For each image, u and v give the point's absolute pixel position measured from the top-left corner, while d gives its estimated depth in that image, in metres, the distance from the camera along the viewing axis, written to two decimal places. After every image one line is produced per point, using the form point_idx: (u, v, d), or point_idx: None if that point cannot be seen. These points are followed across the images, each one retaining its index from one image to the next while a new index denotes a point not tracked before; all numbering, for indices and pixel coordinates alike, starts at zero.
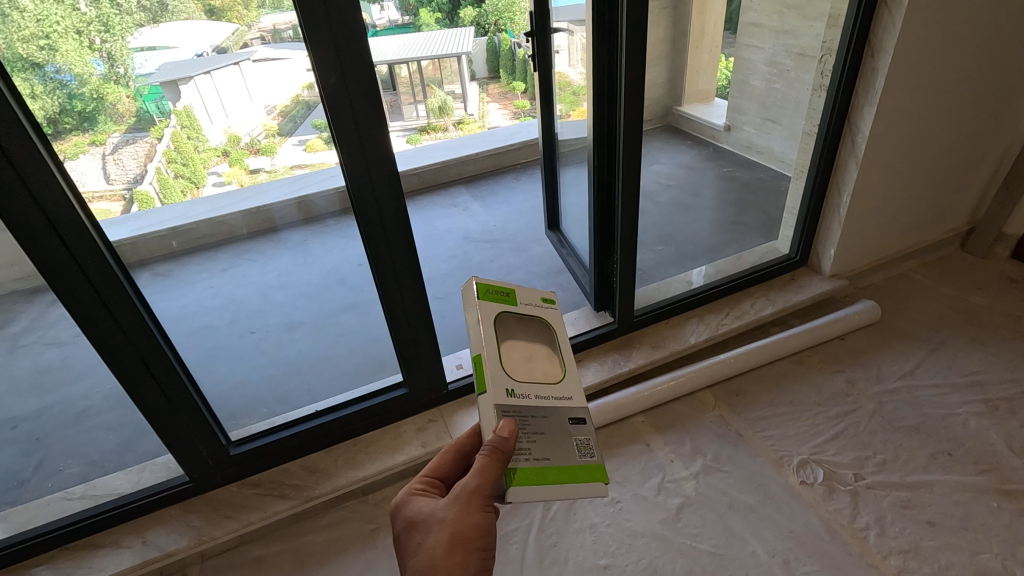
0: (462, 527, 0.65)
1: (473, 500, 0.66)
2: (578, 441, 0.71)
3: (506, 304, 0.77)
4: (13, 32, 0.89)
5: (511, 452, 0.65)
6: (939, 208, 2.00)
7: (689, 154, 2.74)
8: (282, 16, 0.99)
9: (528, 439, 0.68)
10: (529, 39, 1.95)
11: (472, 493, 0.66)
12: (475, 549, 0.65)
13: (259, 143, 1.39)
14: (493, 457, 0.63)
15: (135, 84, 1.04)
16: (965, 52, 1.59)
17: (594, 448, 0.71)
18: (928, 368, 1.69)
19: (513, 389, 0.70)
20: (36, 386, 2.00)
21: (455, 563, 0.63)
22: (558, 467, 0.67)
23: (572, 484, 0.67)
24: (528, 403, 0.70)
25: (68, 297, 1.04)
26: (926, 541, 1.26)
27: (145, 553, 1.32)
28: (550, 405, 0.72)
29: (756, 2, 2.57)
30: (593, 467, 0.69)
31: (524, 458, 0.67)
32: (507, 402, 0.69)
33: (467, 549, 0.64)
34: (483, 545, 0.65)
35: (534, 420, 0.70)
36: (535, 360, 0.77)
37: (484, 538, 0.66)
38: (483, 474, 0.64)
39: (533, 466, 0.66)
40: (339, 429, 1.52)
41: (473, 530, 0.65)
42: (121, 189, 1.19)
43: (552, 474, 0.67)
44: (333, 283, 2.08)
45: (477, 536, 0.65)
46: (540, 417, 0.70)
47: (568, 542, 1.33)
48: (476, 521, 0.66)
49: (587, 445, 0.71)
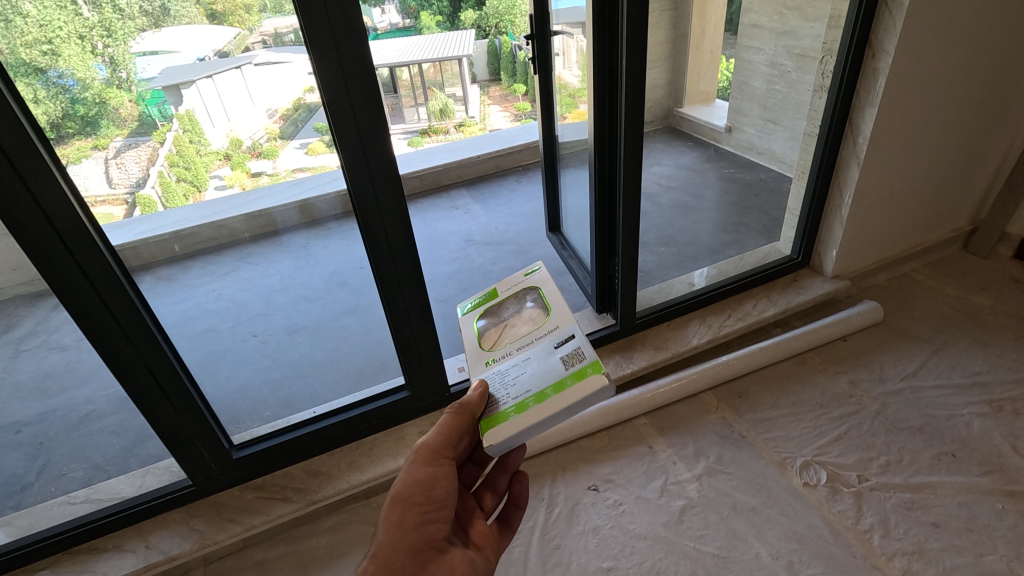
0: (405, 485, 0.69)
1: (416, 458, 0.71)
2: (564, 356, 0.67)
3: (490, 300, 0.79)
4: (16, 37, 0.89)
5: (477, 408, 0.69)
6: (941, 208, 1.99)
7: (690, 155, 2.74)
8: (283, 20, 0.99)
9: (507, 386, 0.67)
10: (529, 42, 1.96)
11: (420, 449, 0.71)
12: (416, 504, 0.69)
13: (260, 146, 1.44)
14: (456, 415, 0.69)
15: (137, 88, 1.05)
16: (967, 51, 1.59)
17: (583, 351, 0.66)
18: (931, 369, 1.68)
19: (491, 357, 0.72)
20: (39, 390, 2.01)
21: (394, 518, 0.67)
22: (538, 392, 0.64)
23: (557, 397, 0.63)
24: (510, 359, 0.70)
25: (71, 301, 1.05)
26: (930, 543, 1.25)
27: (148, 557, 1.32)
28: (532, 349, 0.70)
29: (756, 4, 2.58)
30: (580, 368, 0.64)
31: (501, 401, 0.67)
32: (485, 371, 0.71)
33: (408, 503, 0.68)
34: (426, 500, 0.69)
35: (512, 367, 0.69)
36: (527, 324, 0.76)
37: (428, 494, 0.69)
38: (443, 431, 0.70)
39: (510, 404, 0.65)
40: (342, 433, 1.52)
41: (415, 486, 0.69)
42: (123, 192, 1.21)
43: (531, 400, 0.64)
44: (336, 286, 2.09)
45: (419, 491, 0.69)
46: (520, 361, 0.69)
47: (571, 545, 1.33)
48: (419, 478, 0.70)
49: (575, 353, 0.66)
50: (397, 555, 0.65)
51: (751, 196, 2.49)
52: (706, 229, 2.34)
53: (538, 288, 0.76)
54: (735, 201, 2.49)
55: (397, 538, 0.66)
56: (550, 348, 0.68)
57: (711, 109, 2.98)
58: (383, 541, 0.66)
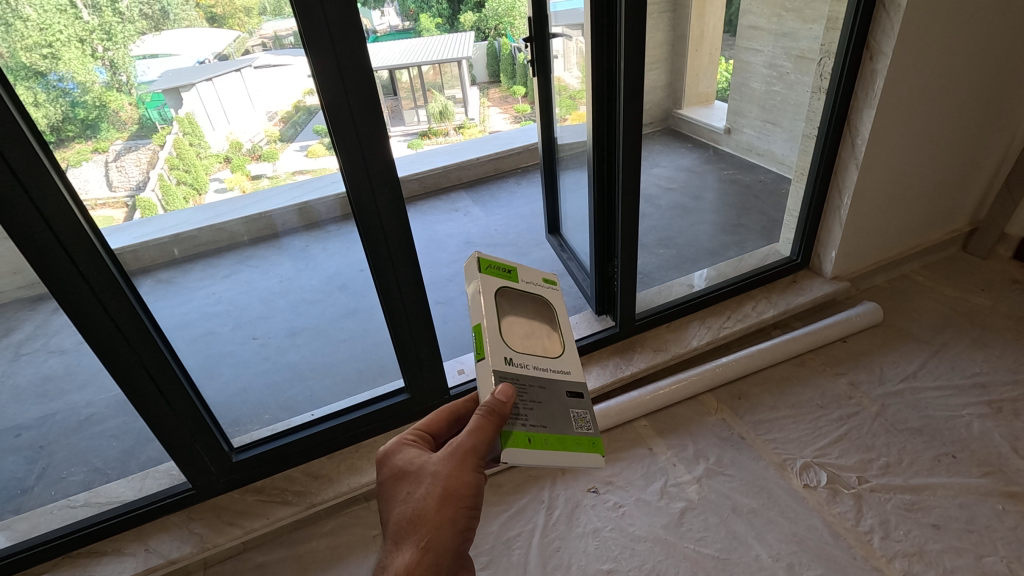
0: (454, 486, 0.68)
1: (468, 460, 0.68)
2: (574, 413, 0.69)
3: (509, 282, 0.72)
4: (17, 41, 0.90)
5: (506, 416, 0.64)
6: (940, 209, 2.00)
7: (690, 157, 2.75)
8: (283, 23, 0.99)
9: (526, 408, 0.66)
10: (528, 45, 1.97)
11: (467, 453, 0.68)
12: (464, 505, 0.69)
13: (260, 149, 1.40)
14: (488, 418, 0.63)
15: (137, 91, 1.05)
16: (965, 51, 1.59)
17: (591, 421, 0.69)
18: (931, 370, 1.68)
19: (512, 357, 0.68)
20: (40, 394, 2.01)
21: (443, 516, 0.67)
22: (554, 436, 0.66)
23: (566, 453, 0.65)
24: (529, 376, 0.68)
25: (69, 304, 1.05)
26: (930, 544, 1.25)
27: (148, 561, 1.32)
28: (549, 379, 0.70)
29: (755, 5, 2.59)
30: (587, 438, 0.68)
31: (520, 422, 0.65)
32: (505, 368, 0.66)
33: (456, 504, 0.68)
34: (473, 503, 0.69)
35: (532, 389, 0.68)
36: (540, 339, 0.74)
37: (474, 496, 0.69)
38: (478, 437, 0.65)
39: (530, 432, 0.65)
40: (342, 436, 1.52)
41: (465, 489, 0.69)
42: (123, 196, 1.20)
43: (549, 442, 0.65)
44: (335, 288, 2.09)
45: (468, 493, 0.69)
46: (538, 387, 0.68)
47: (571, 547, 1.32)
48: (469, 481, 0.69)
49: (584, 418, 0.70)
50: (442, 553, 0.67)
51: (750, 197, 2.49)
52: (706, 231, 2.34)
53: (552, 307, 0.75)
54: (734, 203, 2.49)
55: (444, 537, 0.67)
56: (564, 393, 0.70)
57: (711, 110, 2.99)
58: (431, 538, 0.66)
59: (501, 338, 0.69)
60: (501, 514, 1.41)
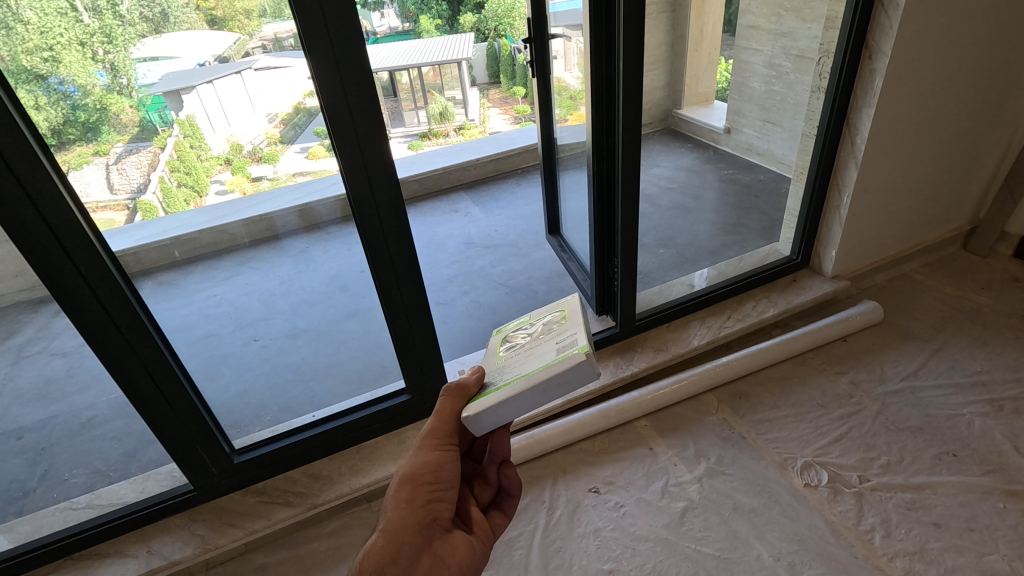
0: (414, 467, 0.70)
1: (426, 440, 0.72)
2: (557, 345, 0.67)
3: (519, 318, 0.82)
4: (18, 44, 0.90)
5: (467, 387, 0.71)
6: (940, 208, 2.00)
7: (688, 159, 2.80)
8: (283, 25, 1.00)
9: (503, 373, 0.70)
10: (528, 46, 1.97)
11: (426, 434, 0.72)
12: (425, 484, 0.70)
13: (261, 151, 1.41)
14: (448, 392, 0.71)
15: (137, 94, 1.05)
16: (965, 49, 1.59)
17: (575, 338, 0.66)
18: (931, 369, 1.68)
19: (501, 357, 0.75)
20: (42, 396, 2.02)
21: (402, 497, 0.69)
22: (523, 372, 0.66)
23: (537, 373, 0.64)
24: (514, 355, 0.73)
25: (70, 306, 1.05)
26: (932, 543, 1.25)
27: (150, 562, 1.32)
28: (535, 344, 0.72)
29: (754, 5, 2.59)
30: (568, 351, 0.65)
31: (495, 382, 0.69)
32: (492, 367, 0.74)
33: (417, 483, 0.70)
34: (434, 481, 0.71)
35: (514, 361, 0.71)
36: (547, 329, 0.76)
37: (435, 475, 0.71)
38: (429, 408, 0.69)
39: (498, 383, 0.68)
40: (342, 437, 1.52)
41: (423, 467, 0.70)
42: (124, 198, 1.19)
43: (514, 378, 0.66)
44: (336, 290, 2.10)
45: (427, 472, 0.70)
46: (520, 357, 0.71)
47: (572, 547, 1.33)
48: (425, 460, 0.71)
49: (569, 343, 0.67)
50: (403, 532, 0.67)
51: (750, 197, 2.49)
52: (706, 230, 2.34)
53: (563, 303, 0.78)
54: (733, 202, 2.50)
55: (405, 517, 0.68)
56: (550, 343, 0.69)
57: (711, 110, 3.05)
58: (391, 519, 0.68)
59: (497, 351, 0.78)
60: None
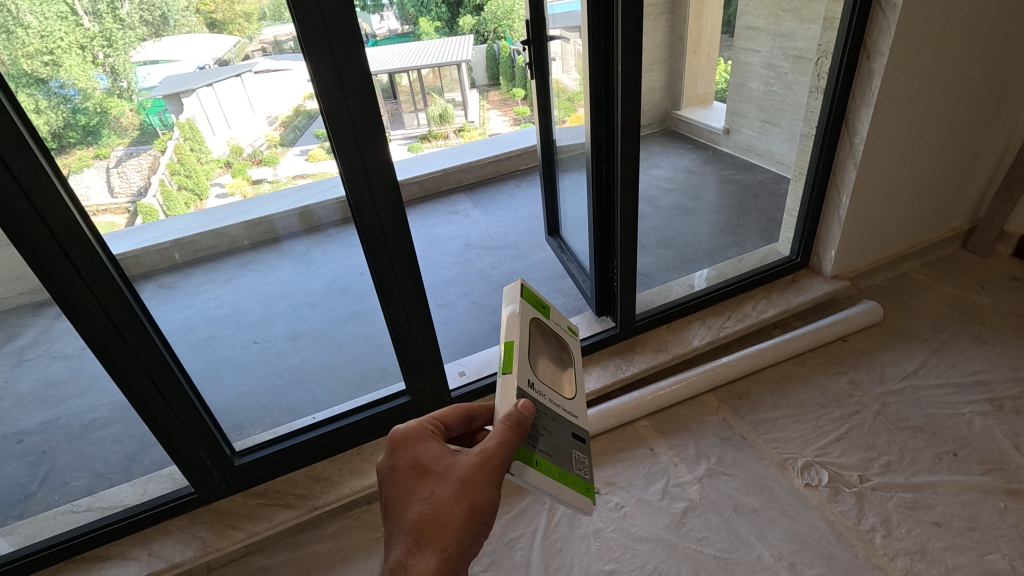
0: (478, 502, 0.64)
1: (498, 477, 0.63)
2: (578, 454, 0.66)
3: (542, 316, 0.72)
4: (18, 49, 0.91)
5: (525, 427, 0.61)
6: (939, 207, 2.00)
7: (688, 159, 2.82)
8: (282, 28, 1.00)
9: (537, 433, 0.64)
10: (527, 47, 1.98)
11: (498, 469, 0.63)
12: (483, 520, 0.65)
13: (262, 154, 1.37)
14: (512, 430, 0.59)
15: (137, 97, 1.06)
16: (962, 49, 1.60)
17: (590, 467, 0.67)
18: (931, 369, 1.68)
19: (534, 381, 0.66)
20: (43, 399, 2.02)
21: (462, 530, 0.63)
22: (559, 466, 0.62)
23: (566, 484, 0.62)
24: (543, 405, 0.66)
25: (71, 309, 1.05)
26: (932, 542, 1.25)
27: (151, 564, 1.32)
28: (561, 413, 0.68)
29: (752, 6, 2.60)
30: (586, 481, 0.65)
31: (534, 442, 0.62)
32: (529, 390, 0.64)
33: (477, 518, 0.64)
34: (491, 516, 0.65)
35: (545, 417, 0.65)
36: (557, 378, 0.73)
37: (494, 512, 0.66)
38: (504, 448, 0.59)
39: (537, 454, 0.62)
40: (343, 439, 1.53)
41: (487, 503, 0.64)
42: (125, 202, 1.19)
43: (553, 469, 0.62)
44: (336, 292, 2.10)
45: (489, 507, 0.65)
46: (548, 417, 0.66)
47: (573, 548, 1.33)
48: (494, 496, 0.64)
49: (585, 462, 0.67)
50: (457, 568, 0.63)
51: (750, 197, 2.50)
52: (706, 230, 2.34)
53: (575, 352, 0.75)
54: (733, 202, 2.50)
55: (461, 550, 0.63)
56: (569, 431, 0.67)
57: (711, 110, 3.06)
58: (450, 546, 0.62)
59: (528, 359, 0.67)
60: (503, 516, 1.41)
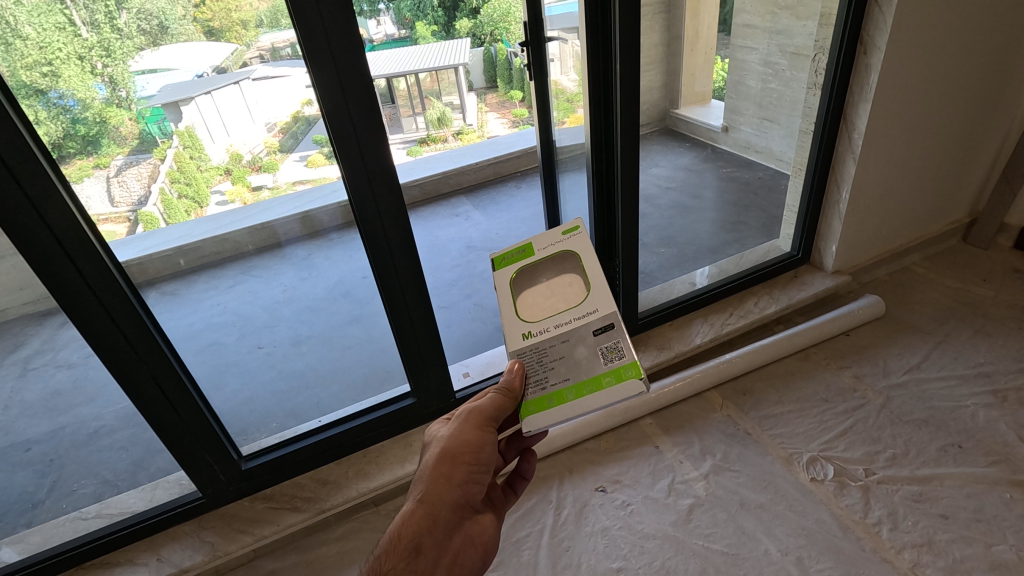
0: (456, 444, 0.72)
1: (472, 419, 0.73)
2: (604, 348, 0.71)
3: (525, 259, 0.77)
4: (17, 60, 0.91)
5: (520, 390, 0.72)
6: (939, 200, 2.00)
7: (688, 157, 2.84)
8: (281, 35, 1.01)
9: (546, 369, 0.71)
10: (525, 49, 1.95)
11: (472, 411, 0.73)
12: (464, 463, 0.72)
13: (261, 160, 1.46)
14: (506, 396, 0.72)
15: (137, 106, 1.07)
16: (959, 43, 1.60)
17: (623, 348, 0.70)
18: (935, 362, 1.68)
19: (529, 330, 0.73)
20: (49, 407, 2.04)
21: (442, 472, 0.71)
22: (576, 384, 0.70)
23: (596, 393, 0.69)
24: (548, 337, 0.72)
25: (77, 316, 1.06)
26: (939, 535, 1.25)
27: (161, 569, 1.33)
28: (570, 331, 0.72)
29: (749, 4, 2.60)
30: (620, 367, 0.70)
31: (542, 386, 0.71)
32: (523, 344, 0.73)
33: (457, 462, 0.72)
34: (473, 461, 0.72)
35: (553, 347, 0.72)
36: (563, 292, 0.76)
37: (475, 456, 0.72)
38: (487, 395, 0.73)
39: (550, 393, 0.71)
40: (348, 442, 1.53)
41: (464, 446, 0.72)
42: (126, 211, 1.19)
43: (572, 393, 0.70)
44: (338, 296, 2.12)
45: (468, 452, 0.72)
46: (557, 344, 0.72)
47: (580, 546, 1.33)
48: (470, 440, 0.72)
49: (615, 348, 0.70)
50: (440, 507, 0.70)
51: (750, 194, 2.50)
52: (706, 228, 2.35)
53: (577, 255, 0.75)
54: (733, 200, 2.51)
55: (443, 490, 0.71)
56: (588, 336, 0.71)
57: (709, 109, 3.07)
58: (431, 486, 0.71)
59: (519, 318, 0.75)
60: (509, 515, 1.42)
